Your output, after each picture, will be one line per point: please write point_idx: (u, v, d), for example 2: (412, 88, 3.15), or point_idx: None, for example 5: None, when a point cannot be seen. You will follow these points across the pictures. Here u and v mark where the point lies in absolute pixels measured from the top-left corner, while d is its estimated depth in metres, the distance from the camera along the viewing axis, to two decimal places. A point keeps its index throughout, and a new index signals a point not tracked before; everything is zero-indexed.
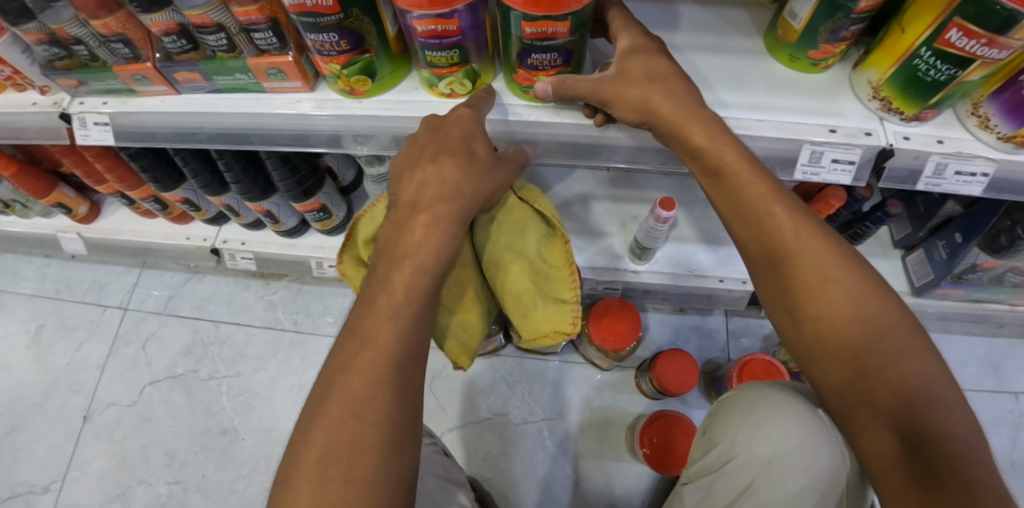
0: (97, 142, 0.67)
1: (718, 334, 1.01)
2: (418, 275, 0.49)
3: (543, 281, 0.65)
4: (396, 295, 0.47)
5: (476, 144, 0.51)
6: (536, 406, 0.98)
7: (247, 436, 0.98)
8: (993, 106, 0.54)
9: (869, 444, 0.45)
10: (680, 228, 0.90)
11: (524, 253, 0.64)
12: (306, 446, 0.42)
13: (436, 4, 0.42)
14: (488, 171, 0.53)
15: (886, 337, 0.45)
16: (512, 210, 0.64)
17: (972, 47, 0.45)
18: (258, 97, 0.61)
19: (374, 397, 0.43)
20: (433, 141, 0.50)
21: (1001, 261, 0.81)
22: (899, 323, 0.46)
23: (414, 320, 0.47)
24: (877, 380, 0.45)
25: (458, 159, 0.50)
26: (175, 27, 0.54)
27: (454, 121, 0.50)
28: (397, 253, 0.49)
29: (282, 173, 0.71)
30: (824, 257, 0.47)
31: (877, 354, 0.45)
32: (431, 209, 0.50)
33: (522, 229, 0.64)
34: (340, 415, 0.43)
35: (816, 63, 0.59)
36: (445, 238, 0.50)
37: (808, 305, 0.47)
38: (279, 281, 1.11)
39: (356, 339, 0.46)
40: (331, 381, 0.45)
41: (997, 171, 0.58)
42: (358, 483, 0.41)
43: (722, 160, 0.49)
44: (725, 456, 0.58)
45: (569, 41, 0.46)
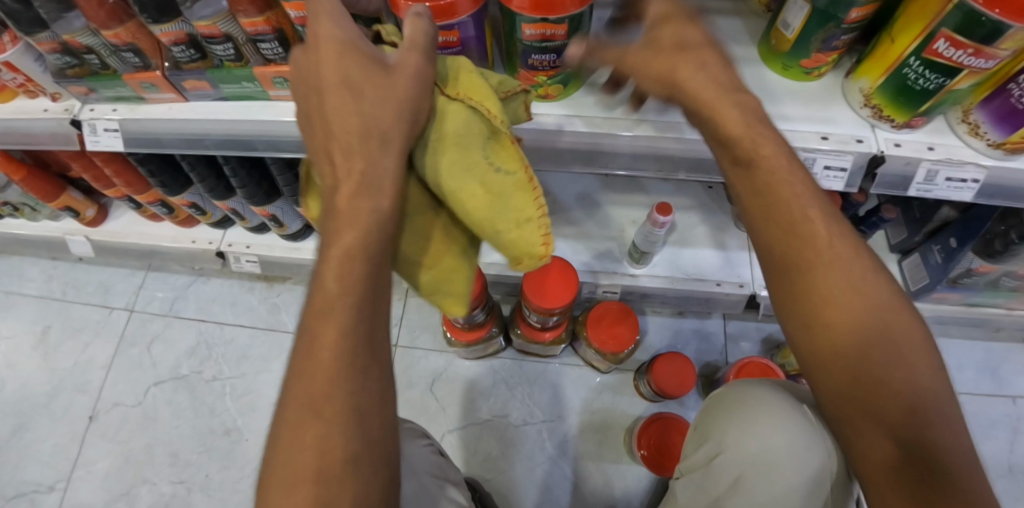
0: (108, 148, 0.69)
1: (716, 338, 1.02)
2: (350, 260, 0.39)
3: (494, 194, 0.41)
4: (332, 285, 0.39)
5: (363, 86, 0.39)
6: (536, 408, 0.99)
7: (250, 436, 0.99)
8: (983, 114, 0.55)
9: (867, 450, 0.42)
10: (679, 232, 0.91)
11: (468, 171, 0.41)
12: (272, 452, 0.38)
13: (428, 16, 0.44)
14: (387, 95, 0.39)
15: (904, 353, 0.41)
16: (440, 119, 0.42)
17: (959, 56, 0.46)
18: (265, 105, 0.63)
19: (331, 390, 0.38)
20: (316, 106, 0.41)
21: (996, 265, 0.82)
22: (918, 338, 0.42)
23: (357, 309, 0.40)
24: (887, 387, 0.41)
25: (348, 123, 0.40)
26: (184, 37, 0.56)
27: (325, 70, 0.40)
28: (326, 240, 0.41)
29: (287, 178, 0.73)
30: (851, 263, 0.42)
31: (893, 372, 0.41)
32: (352, 172, 0.40)
33: (450, 137, 0.41)
34: (301, 418, 0.38)
35: (810, 71, 0.60)
36: (376, 209, 0.40)
37: (830, 316, 0.42)
38: (283, 283, 1.12)
39: (303, 338, 0.40)
40: (288, 383, 0.40)
41: (988, 178, 0.59)
42: (328, 482, 0.36)
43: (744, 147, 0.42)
44: (717, 449, 0.59)
45: (569, 43, 0.49)
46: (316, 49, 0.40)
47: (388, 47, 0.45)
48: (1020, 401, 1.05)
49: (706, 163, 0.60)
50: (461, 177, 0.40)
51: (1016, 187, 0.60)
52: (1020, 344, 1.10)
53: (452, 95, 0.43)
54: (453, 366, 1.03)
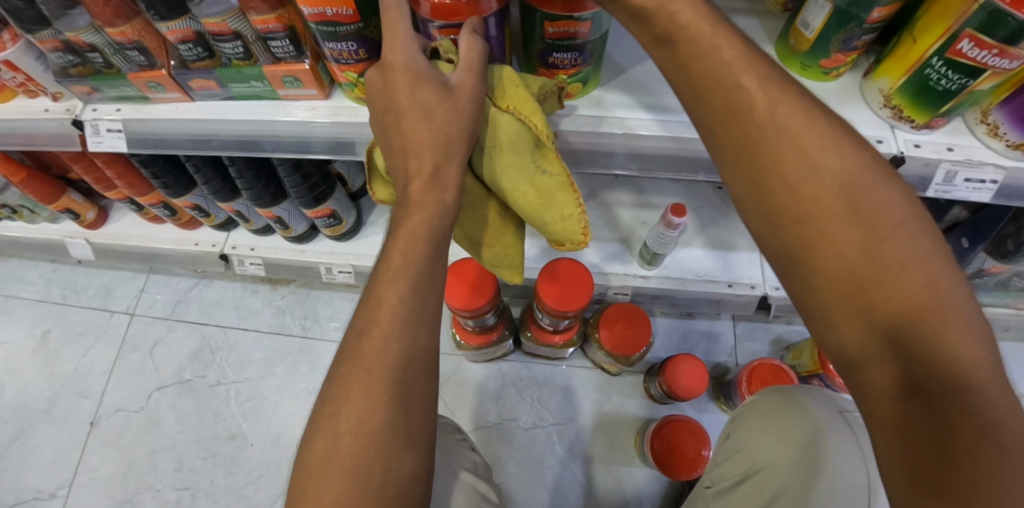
0: (110, 149, 0.67)
1: (725, 340, 1.01)
2: (411, 240, 0.44)
3: (541, 196, 0.46)
4: (393, 256, 0.44)
5: (431, 101, 0.41)
6: (546, 411, 0.98)
7: (257, 441, 0.98)
8: (1002, 114, 0.55)
9: (879, 372, 0.34)
10: (689, 233, 0.90)
11: (519, 178, 0.45)
12: (323, 405, 0.42)
13: (450, 15, 0.42)
14: (453, 112, 0.42)
15: (932, 324, 0.33)
16: (493, 127, 0.45)
17: (984, 57, 0.46)
18: (274, 105, 0.62)
19: (382, 353, 0.41)
20: (388, 124, 0.44)
21: (1007, 266, 0.82)
22: (962, 309, 0.33)
23: (414, 283, 0.43)
24: (883, 293, 0.34)
25: (420, 141, 0.43)
26: (192, 35, 0.54)
27: (395, 88, 0.42)
28: (394, 227, 0.45)
29: (295, 179, 0.72)
30: (868, 216, 0.35)
31: (918, 340, 0.33)
32: (421, 171, 0.43)
33: (503, 146, 0.45)
34: (352, 373, 0.42)
35: (828, 72, 0.59)
36: (441, 204, 0.44)
37: (843, 274, 0.35)
38: (287, 286, 1.10)
39: (363, 306, 0.44)
40: (348, 344, 0.43)
41: (1006, 178, 0.59)
42: (367, 438, 0.40)
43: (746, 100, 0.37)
44: (749, 463, 0.60)
45: (589, 40, 0.48)
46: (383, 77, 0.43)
47: (445, 63, 0.45)
48: None
49: None
50: (516, 181, 0.45)
51: None
52: None
53: (502, 103, 0.45)
54: (460, 369, 1.02)
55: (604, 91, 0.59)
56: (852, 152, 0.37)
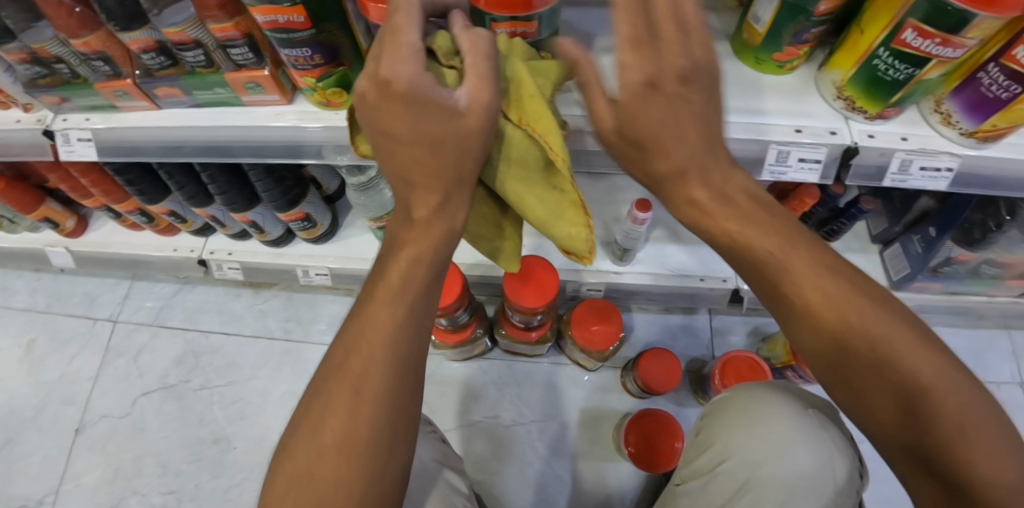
0: (82, 157, 0.68)
1: (703, 333, 1.02)
2: (412, 266, 0.44)
3: (547, 213, 0.46)
4: (391, 278, 0.45)
5: (442, 137, 0.38)
6: (526, 408, 0.99)
7: (240, 444, 0.99)
8: (955, 103, 0.55)
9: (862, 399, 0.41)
10: (661, 228, 0.91)
11: (527, 194, 0.45)
12: (308, 413, 0.43)
13: (405, 17, 0.44)
14: (462, 137, 0.38)
15: (914, 382, 0.39)
16: (505, 143, 0.43)
17: (928, 46, 0.46)
18: (239, 110, 0.63)
19: (370, 373, 0.43)
20: (389, 151, 0.41)
21: (976, 254, 0.82)
22: (931, 351, 0.39)
23: (409, 305, 0.44)
24: (842, 337, 0.40)
25: (428, 170, 0.41)
26: (154, 44, 0.55)
27: (398, 118, 0.37)
28: (394, 246, 0.46)
29: (267, 183, 0.73)
30: (842, 305, 0.41)
31: (905, 397, 0.39)
32: (430, 200, 0.42)
33: (512, 162, 0.44)
34: (338, 387, 0.43)
35: (783, 65, 0.60)
36: (443, 232, 0.44)
37: (833, 355, 0.41)
38: (269, 289, 1.11)
39: (355, 323, 0.45)
40: (337, 356, 0.44)
41: (961, 166, 0.59)
42: (351, 453, 0.41)
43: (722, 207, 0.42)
44: (717, 459, 0.60)
45: None
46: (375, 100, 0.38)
47: (448, 71, 0.40)
48: (1005, 387, 1.05)
49: None
50: (522, 196, 0.45)
51: (991, 176, 0.60)
52: (1004, 331, 1.09)
53: (515, 116, 0.42)
54: (441, 369, 1.03)
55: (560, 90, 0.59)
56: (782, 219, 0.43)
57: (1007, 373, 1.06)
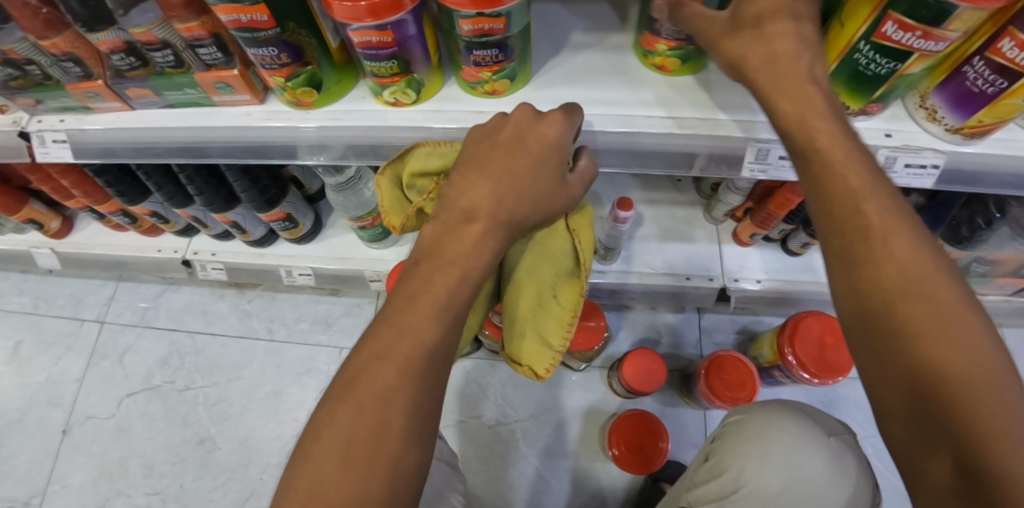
0: (57, 159, 0.68)
1: (690, 332, 1.01)
2: (461, 283, 0.44)
3: (541, 314, 0.57)
4: (437, 287, 0.43)
5: (550, 164, 0.46)
6: (512, 408, 0.98)
7: (224, 445, 0.99)
8: (940, 97, 0.54)
9: (906, 370, 0.35)
10: (646, 227, 0.90)
11: (539, 285, 0.56)
12: (329, 422, 0.39)
13: (374, 16, 0.43)
14: (559, 198, 0.48)
15: (960, 371, 0.33)
16: (552, 234, 0.56)
17: (908, 39, 0.45)
18: (210, 111, 0.62)
19: (404, 386, 0.40)
20: (504, 153, 0.45)
21: (964, 252, 0.80)
22: (993, 360, 0.34)
23: (449, 323, 0.43)
24: (902, 284, 0.36)
25: (520, 184, 0.45)
26: (122, 45, 0.54)
27: (538, 132, 0.46)
28: (442, 256, 0.44)
29: (244, 183, 0.72)
30: (912, 260, 0.36)
31: (951, 380, 0.33)
32: (484, 219, 0.44)
33: (550, 255, 0.56)
34: (365, 397, 0.39)
35: (647, 55, 0.58)
36: (492, 254, 0.45)
37: (887, 313, 0.36)
38: (254, 290, 1.11)
39: (388, 330, 0.42)
40: (359, 364, 0.41)
41: (947, 162, 0.58)
42: (380, 469, 0.38)
43: (800, 130, 0.40)
44: (731, 488, 0.62)
45: (507, 36, 0.48)
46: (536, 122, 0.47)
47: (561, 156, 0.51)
48: None
49: (659, 157, 0.59)
50: (530, 287, 0.56)
51: (976, 172, 0.59)
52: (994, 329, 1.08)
53: (572, 224, 0.56)
54: None
55: (536, 87, 0.59)
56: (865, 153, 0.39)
57: None
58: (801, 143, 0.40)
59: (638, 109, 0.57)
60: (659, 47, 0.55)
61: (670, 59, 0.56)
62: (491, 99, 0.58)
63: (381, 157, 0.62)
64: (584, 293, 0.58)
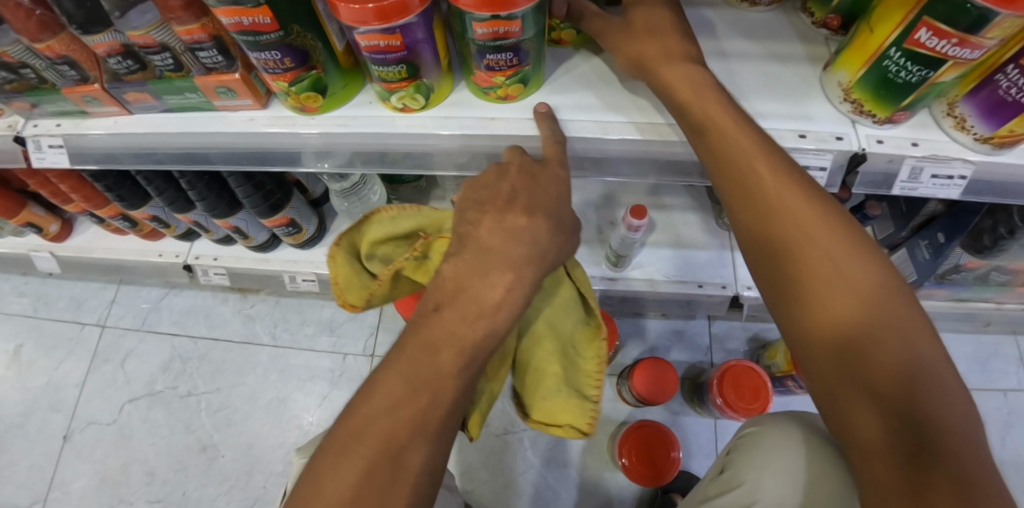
0: (54, 165, 0.66)
1: (701, 340, 0.99)
2: (490, 337, 0.42)
3: (570, 367, 0.58)
4: (463, 340, 0.41)
5: (562, 211, 0.48)
6: (519, 416, 0.97)
7: (227, 452, 0.98)
8: (969, 106, 0.51)
9: (844, 345, 0.40)
10: (657, 232, 0.88)
11: (559, 335, 0.58)
12: (335, 479, 0.38)
13: (381, 19, 0.41)
14: (571, 244, 0.49)
15: (852, 313, 0.40)
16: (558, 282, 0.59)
17: (943, 47, 0.42)
18: (211, 116, 0.60)
19: (416, 444, 0.39)
20: (528, 190, 0.46)
21: (985, 260, 0.78)
22: (911, 320, 0.39)
23: (468, 384, 0.42)
24: (819, 266, 0.41)
25: (549, 221, 0.46)
26: (119, 48, 0.52)
27: (550, 175, 0.48)
28: (469, 305, 0.42)
29: (247, 189, 0.70)
30: (804, 213, 0.42)
31: (866, 338, 0.39)
32: (511, 266, 0.43)
33: (563, 304, 0.59)
34: (378, 455, 0.38)
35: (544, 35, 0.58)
36: (520, 305, 0.44)
37: (787, 267, 0.43)
38: (257, 294, 1.10)
39: (400, 381, 0.40)
40: (367, 415, 0.40)
41: (976, 173, 0.56)
42: None
43: (715, 139, 0.45)
44: (747, 502, 0.56)
45: (522, 40, 0.46)
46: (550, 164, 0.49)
47: None
48: (1012, 395, 1.01)
49: (677, 165, 0.57)
50: (547, 335, 0.57)
51: (1006, 182, 0.57)
52: (1011, 337, 1.05)
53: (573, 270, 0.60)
54: None
55: (549, 91, 0.56)
56: (773, 153, 0.45)
57: (1014, 379, 1.02)
58: (699, 120, 0.46)
59: (655, 116, 0.55)
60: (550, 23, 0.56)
61: (566, 31, 0.57)
62: (503, 104, 0.55)
63: (389, 165, 0.60)
64: (605, 339, 0.60)
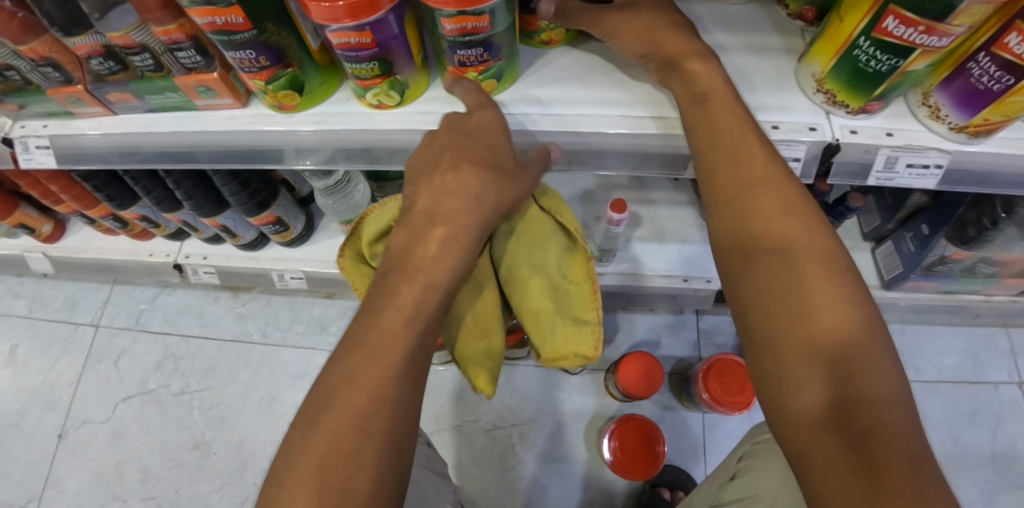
0: (42, 165, 0.67)
1: (688, 334, 0.99)
2: (430, 291, 0.45)
3: (563, 298, 0.62)
4: (404, 299, 0.44)
5: (498, 152, 0.48)
6: (507, 412, 0.97)
7: (220, 449, 0.99)
8: (944, 95, 0.51)
9: (801, 328, 0.39)
10: (642, 227, 0.89)
11: (546, 271, 0.61)
12: (303, 451, 0.39)
13: (351, 16, 0.42)
14: (515, 188, 0.49)
15: (820, 285, 0.39)
16: (531, 222, 0.60)
17: (911, 35, 0.43)
18: (194, 114, 0.61)
19: (377, 408, 0.40)
20: (456, 145, 0.47)
21: (971, 252, 0.76)
22: (870, 320, 0.38)
23: (420, 337, 0.43)
24: (794, 248, 0.41)
25: (480, 167, 0.47)
26: (101, 49, 0.53)
27: (477, 121, 0.48)
28: (409, 266, 0.45)
29: (232, 187, 0.71)
30: (786, 191, 0.43)
31: (828, 323, 0.38)
32: (441, 222, 0.46)
33: (541, 242, 0.60)
34: (339, 421, 0.39)
35: (530, 35, 0.59)
36: (460, 256, 0.46)
37: (762, 237, 0.42)
38: (249, 293, 1.11)
39: (358, 351, 0.42)
40: (330, 386, 0.41)
41: (952, 163, 0.56)
42: (355, 497, 0.37)
43: (712, 121, 0.47)
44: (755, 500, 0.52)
45: (492, 35, 0.46)
46: (485, 112, 0.48)
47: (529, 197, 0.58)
48: (1003, 388, 1.01)
49: (654, 157, 0.57)
50: (532, 273, 0.60)
51: (984, 172, 0.56)
52: (1001, 329, 1.05)
53: (546, 208, 0.61)
54: None
55: (524, 86, 0.57)
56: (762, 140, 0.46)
57: (1006, 371, 1.02)
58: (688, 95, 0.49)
59: (629, 110, 0.55)
60: (540, 24, 0.57)
61: (555, 31, 0.58)
62: None
63: (373, 161, 0.60)
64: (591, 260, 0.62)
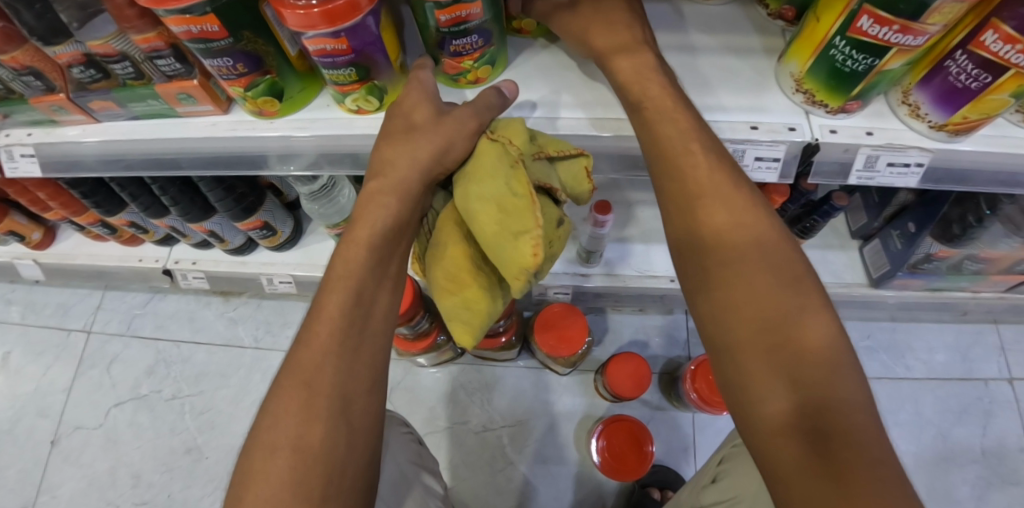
0: (28, 173, 0.67)
1: (678, 334, 1.00)
2: (362, 251, 0.46)
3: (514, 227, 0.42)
4: (347, 264, 0.46)
5: (415, 114, 0.47)
6: (497, 413, 0.97)
7: (211, 454, 0.99)
8: (923, 94, 0.52)
9: (757, 335, 0.39)
10: (629, 227, 0.89)
11: (491, 205, 0.42)
12: (264, 416, 0.42)
13: (328, 22, 0.42)
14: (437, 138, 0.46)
15: (774, 291, 0.40)
16: (478, 156, 0.46)
17: (886, 34, 0.43)
18: (177, 121, 0.61)
19: (324, 365, 0.42)
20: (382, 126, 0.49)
21: (956, 249, 0.77)
22: (828, 323, 0.38)
23: (357, 293, 0.45)
24: (744, 255, 0.42)
25: (392, 138, 0.47)
26: (82, 58, 0.53)
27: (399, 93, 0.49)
28: (342, 240, 0.48)
29: (218, 193, 0.71)
30: (732, 197, 0.44)
31: (785, 328, 0.38)
32: (367, 192, 0.48)
33: (482, 172, 0.44)
34: (291, 385, 0.41)
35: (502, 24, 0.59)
36: (387, 216, 0.47)
37: (714, 245, 0.43)
38: (239, 297, 1.11)
39: (307, 321, 0.45)
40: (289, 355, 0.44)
41: (932, 161, 0.56)
42: (308, 451, 0.39)
43: (653, 124, 0.47)
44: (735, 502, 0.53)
45: (484, 20, 0.47)
46: (410, 92, 0.48)
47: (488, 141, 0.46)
48: (992, 384, 1.01)
49: (634, 159, 0.57)
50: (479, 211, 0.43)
51: (965, 170, 0.56)
52: (991, 325, 1.05)
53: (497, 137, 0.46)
54: (411, 375, 1.02)
55: None
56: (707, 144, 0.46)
57: (995, 368, 1.02)
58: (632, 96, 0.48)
59: (609, 111, 0.55)
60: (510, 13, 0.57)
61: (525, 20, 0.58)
62: (472, 89, 0.56)
63: (358, 166, 0.61)
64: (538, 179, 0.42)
